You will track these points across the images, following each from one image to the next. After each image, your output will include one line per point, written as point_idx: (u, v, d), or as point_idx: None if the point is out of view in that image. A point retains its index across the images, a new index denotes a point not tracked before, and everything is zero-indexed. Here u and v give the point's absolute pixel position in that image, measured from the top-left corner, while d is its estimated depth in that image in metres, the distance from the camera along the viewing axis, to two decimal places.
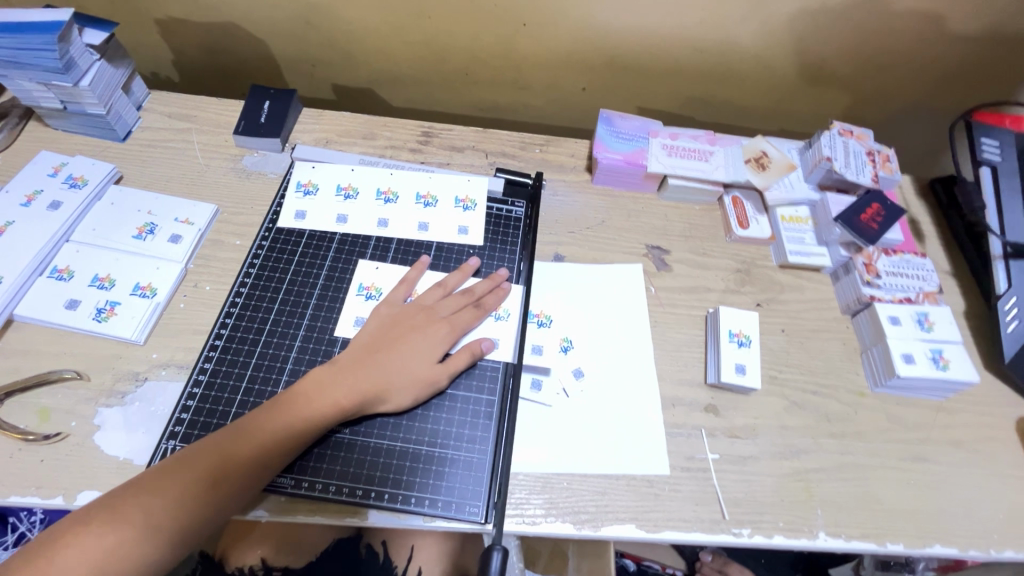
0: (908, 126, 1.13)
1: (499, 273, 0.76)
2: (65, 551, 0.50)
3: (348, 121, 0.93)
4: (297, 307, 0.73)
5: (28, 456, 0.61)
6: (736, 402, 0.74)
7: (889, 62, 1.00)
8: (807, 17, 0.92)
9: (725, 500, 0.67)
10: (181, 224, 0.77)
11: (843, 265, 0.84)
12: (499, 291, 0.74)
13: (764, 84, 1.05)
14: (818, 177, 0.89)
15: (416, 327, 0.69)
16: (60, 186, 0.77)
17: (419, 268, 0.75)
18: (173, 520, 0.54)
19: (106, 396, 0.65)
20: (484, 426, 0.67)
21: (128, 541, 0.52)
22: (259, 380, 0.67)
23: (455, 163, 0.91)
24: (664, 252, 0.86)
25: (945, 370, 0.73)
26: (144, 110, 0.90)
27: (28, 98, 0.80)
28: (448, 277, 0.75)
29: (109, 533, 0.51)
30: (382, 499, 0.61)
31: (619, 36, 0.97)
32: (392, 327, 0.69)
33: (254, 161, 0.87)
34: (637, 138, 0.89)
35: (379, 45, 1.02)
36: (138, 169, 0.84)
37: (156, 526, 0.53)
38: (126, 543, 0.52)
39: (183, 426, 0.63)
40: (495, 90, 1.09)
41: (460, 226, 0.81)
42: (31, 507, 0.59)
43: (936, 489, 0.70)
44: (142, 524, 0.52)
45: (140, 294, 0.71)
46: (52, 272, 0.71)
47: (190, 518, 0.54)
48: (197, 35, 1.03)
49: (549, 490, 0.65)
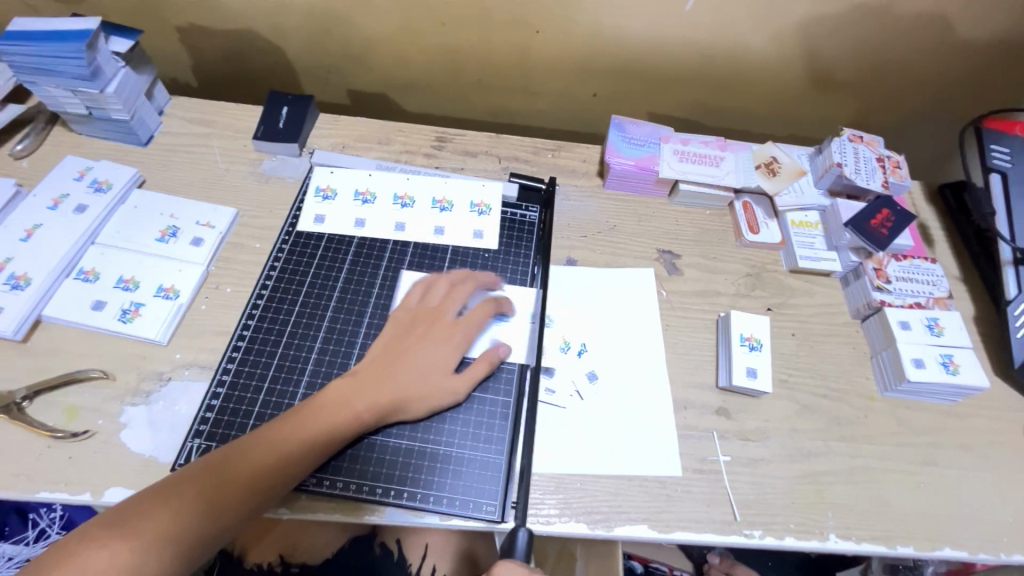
0: (918, 132, 1.13)
1: (496, 278, 0.77)
2: (97, 553, 0.51)
3: (364, 126, 0.95)
4: (317, 310, 0.74)
5: (57, 453, 0.63)
6: (747, 405, 0.75)
7: (899, 69, 1.00)
8: (818, 25, 0.93)
9: (736, 502, 0.68)
10: (203, 227, 0.79)
11: (853, 270, 0.85)
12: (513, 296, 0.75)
13: (775, 90, 1.06)
14: (829, 183, 0.89)
15: (432, 334, 0.70)
16: (86, 190, 0.79)
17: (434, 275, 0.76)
18: (201, 523, 0.55)
19: (131, 395, 0.67)
20: (500, 427, 0.68)
21: (158, 543, 0.53)
22: (281, 381, 0.69)
23: (469, 168, 0.92)
24: (675, 257, 0.87)
25: (956, 375, 0.74)
26: (165, 115, 0.92)
27: (54, 104, 0.82)
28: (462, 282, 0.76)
29: (140, 535, 0.53)
30: (402, 498, 0.63)
31: (631, 43, 0.98)
32: (408, 335, 0.70)
33: (272, 165, 0.89)
34: (649, 144, 0.90)
35: (395, 51, 1.04)
36: (160, 173, 0.86)
37: (183, 530, 0.55)
38: (155, 545, 0.53)
39: (208, 425, 0.65)
40: (507, 95, 1.11)
41: (475, 230, 0.82)
42: (60, 503, 0.61)
43: (945, 493, 0.71)
44: (170, 527, 0.54)
45: (164, 295, 0.73)
46: (78, 273, 0.73)
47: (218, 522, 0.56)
48: (216, 41, 1.05)
49: (563, 491, 0.66)
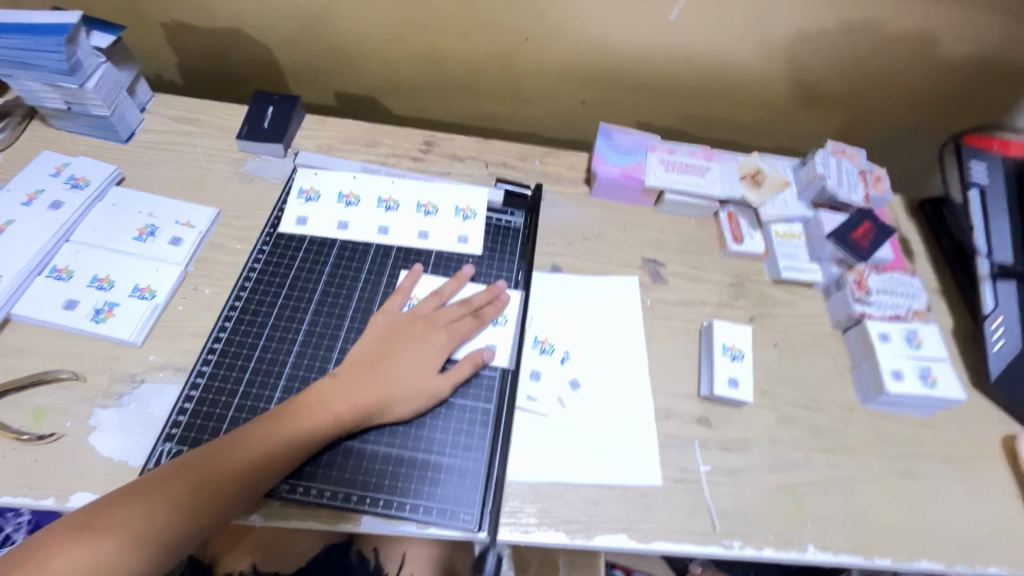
0: (900, 147, 1.15)
1: (498, 284, 0.76)
2: (62, 557, 0.50)
3: (351, 128, 0.94)
4: (297, 313, 0.73)
5: (21, 456, 0.61)
6: (728, 415, 0.75)
7: (881, 83, 1.02)
8: (802, 39, 0.95)
9: (716, 512, 0.67)
10: (182, 226, 0.78)
11: (835, 281, 0.86)
12: (498, 303, 0.75)
13: (760, 103, 1.07)
14: (812, 195, 0.90)
15: (414, 336, 0.69)
16: (62, 186, 0.77)
17: (414, 276, 0.76)
18: (169, 527, 0.54)
19: (101, 397, 0.65)
20: (480, 434, 0.68)
21: (123, 548, 0.52)
22: (257, 384, 0.68)
23: (456, 172, 0.92)
24: (659, 265, 0.87)
25: (933, 388, 0.75)
26: (148, 112, 0.90)
27: (33, 99, 0.80)
28: (446, 286, 0.75)
29: (107, 539, 0.51)
30: (377, 505, 0.61)
31: (619, 52, 0.99)
32: (391, 336, 0.69)
33: (256, 165, 0.87)
34: (635, 152, 0.91)
35: (384, 54, 1.03)
36: (140, 171, 0.84)
37: (149, 536, 0.53)
38: (118, 551, 0.51)
39: (180, 429, 0.64)
40: (496, 101, 1.11)
41: (460, 235, 0.82)
42: (23, 507, 0.59)
43: (922, 504, 0.71)
44: (136, 532, 0.52)
45: (139, 295, 0.71)
46: (51, 271, 0.71)
47: (187, 527, 0.54)
48: (202, 39, 1.04)
49: (542, 499, 0.65)
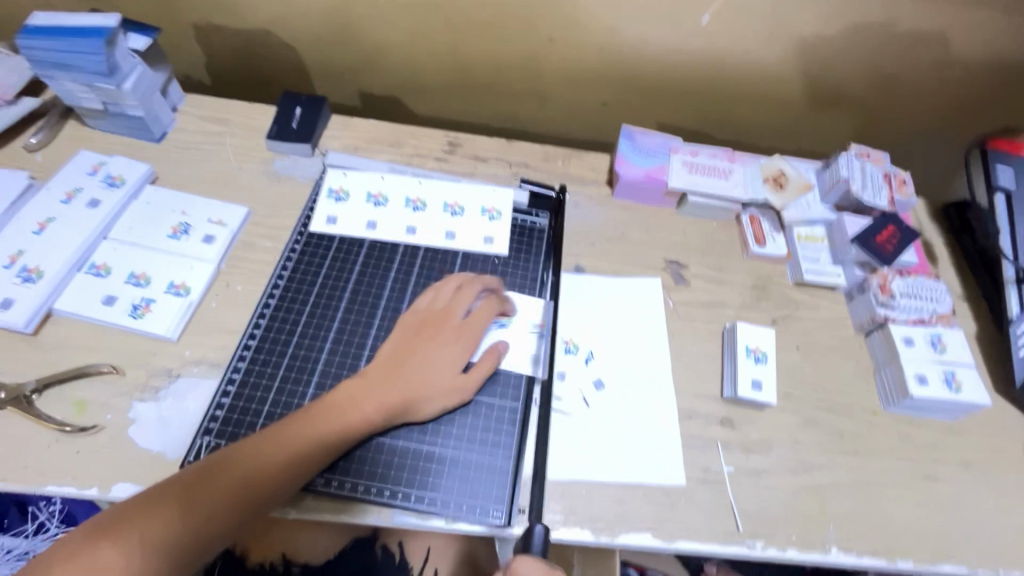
0: (923, 149, 1.14)
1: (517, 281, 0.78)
2: (103, 549, 0.51)
3: (377, 129, 0.96)
4: (328, 311, 0.75)
5: (65, 447, 0.63)
6: (751, 416, 0.75)
7: (906, 85, 1.02)
8: (826, 41, 0.95)
9: (739, 513, 0.68)
10: (215, 225, 0.80)
11: (858, 284, 0.86)
12: (515, 296, 0.77)
13: (783, 105, 1.07)
14: (836, 198, 0.90)
15: (438, 333, 0.70)
16: (99, 185, 0.79)
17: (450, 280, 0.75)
18: (208, 520, 0.55)
19: (140, 391, 0.67)
20: (507, 431, 0.69)
21: (166, 541, 0.53)
22: (291, 381, 0.69)
23: (480, 173, 0.93)
24: (682, 267, 0.88)
25: (958, 393, 0.75)
26: (179, 112, 0.92)
27: (71, 99, 0.82)
28: (466, 279, 0.76)
29: (147, 531, 0.53)
30: (409, 500, 0.63)
31: (642, 53, 0.99)
32: (414, 334, 0.71)
33: (284, 165, 0.89)
34: (658, 154, 0.91)
35: (408, 55, 1.05)
36: (173, 170, 0.86)
37: (190, 529, 0.55)
38: (162, 544, 0.53)
39: (218, 423, 0.65)
40: (518, 102, 1.12)
41: (485, 235, 0.83)
42: (67, 497, 0.61)
43: (945, 508, 0.71)
44: (178, 525, 0.54)
45: (175, 292, 0.73)
46: (90, 268, 0.73)
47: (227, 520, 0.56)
48: (230, 40, 1.06)
49: (568, 497, 0.67)
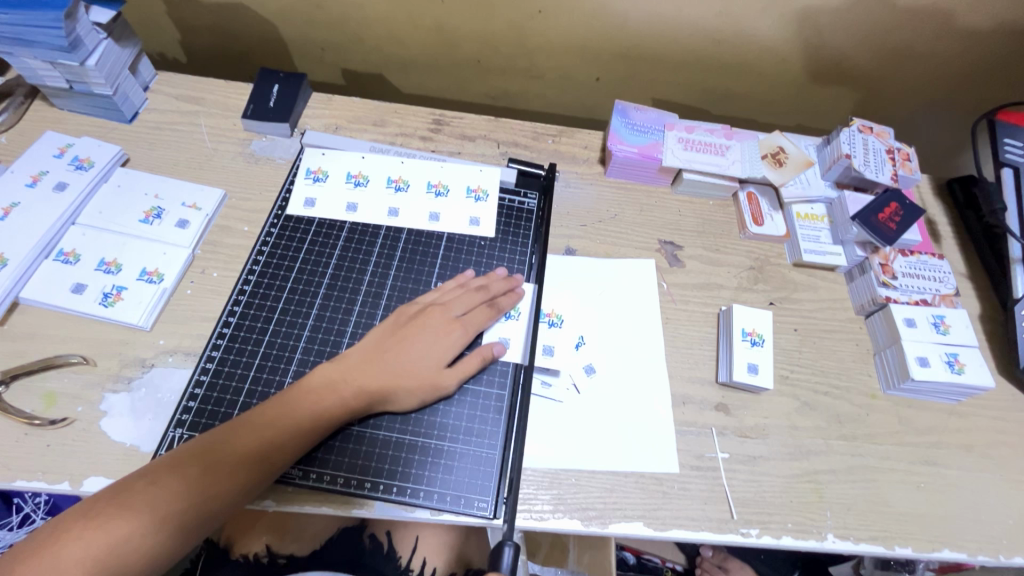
0: (927, 125, 1.10)
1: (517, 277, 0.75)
2: (73, 544, 0.50)
3: (358, 107, 0.92)
4: (306, 297, 0.72)
5: (34, 441, 0.60)
6: (747, 402, 0.73)
7: (911, 57, 0.97)
8: (830, 10, 0.90)
9: (734, 500, 0.66)
10: (189, 209, 0.76)
11: (859, 265, 0.83)
12: (515, 294, 0.73)
13: (783, 79, 1.03)
14: (836, 175, 0.87)
15: (427, 327, 0.67)
16: (66, 168, 0.76)
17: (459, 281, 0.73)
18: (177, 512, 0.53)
19: (113, 381, 0.65)
20: (494, 421, 0.66)
21: (134, 535, 0.51)
22: (268, 369, 0.67)
23: (466, 152, 0.89)
24: (676, 248, 0.85)
25: (961, 375, 0.72)
26: (151, 91, 0.88)
27: (34, 77, 0.78)
28: (470, 278, 0.74)
29: (119, 526, 0.51)
30: (390, 492, 0.61)
31: (635, 25, 0.95)
32: (402, 323, 0.68)
33: (262, 146, 0.85)
34: (652, 131, 0.87)
35: (391, 30, 1.00)
36: (145, 152, 0.82)
37: (160, 521, 0.53)
38: (128, 539, 0.51)
39: (191, 415, 0.63)
40: (507, 78, 1.07)
41: (472, 217, 0.80)
42: (37, 491, 0.59)
43: (945, 493, 0.70)
44: (145, 520, 0.52)
45: (147, 279, 0.70)
46: (58, 255, 0.70)
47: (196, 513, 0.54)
48: (205, 15, 1.01)
49: (557, 486, 0.65)
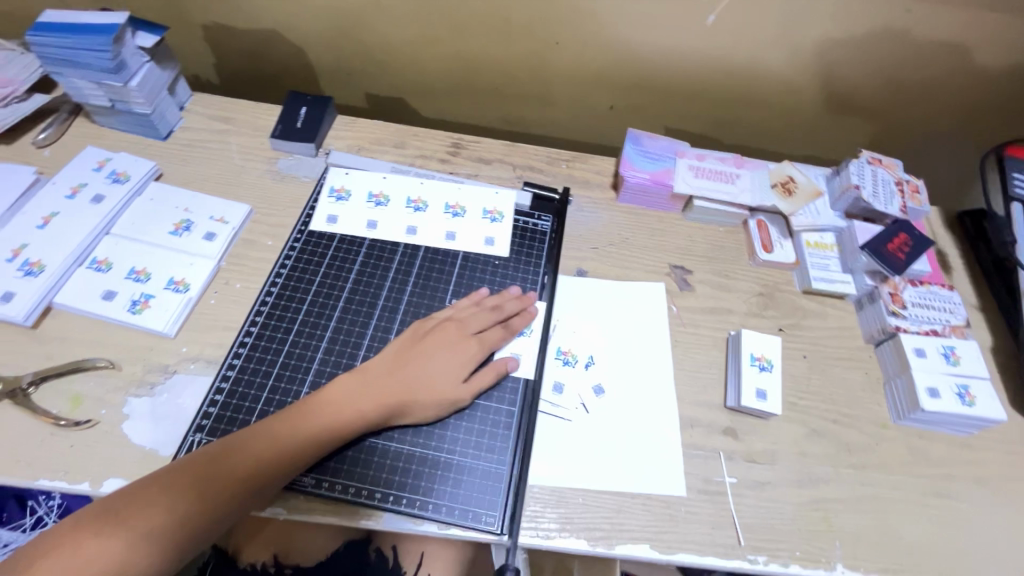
0: (936, 158, 1.12)
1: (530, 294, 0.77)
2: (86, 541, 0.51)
3: (381, 129, 0.95)
4: (325, 310, 0.74)
5: (59, 441, 0.62)
6: (755, 427, 0.73)
7: (918, 92, 0.99)
8: (837, 47, 0.93)
9: (741, 526, 0.66)
10: (216, 222, 0.80)
11: (868, 293, 0.84)
12: (527, 314, 0.75)
13: (792, 111, 1.05)
14: (845, 206, 0.88)
15: (443, 343, 0.69)
16: (104, 181, 0.80)
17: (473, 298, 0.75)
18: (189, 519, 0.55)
19: (136, 386, 0.67)
20: (503, 437, 0.67)
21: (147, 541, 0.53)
22: (285, 379, 0.68)
23: (483, 175, 0.92)
24: (686, 272, 0.86)
25: (972, 407, 0.72)
26: (186, 110, 0.93)
27: (79, 95, 0.83)
28: (484, 296, 0.76)
29: (133, 526, 0.53)
30: (400, 504, 0.61)
31: (649, 57, 0.98)
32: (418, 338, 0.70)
33: (288, 164, 0.89)
34: (664, 158, 0.90)
35: (414, 57, 1.05)
36: (177, 167, 0.86)
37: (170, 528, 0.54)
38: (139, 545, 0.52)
39: (210, 420, 0.65)
40: (524, 105, 1.11)
41: (487, 237, 0.82)
42: (59, 491, 0.61)
43: (958, 527, 0.69)
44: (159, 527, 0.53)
45: (174, 288, 0.73)
46: (91, 263, 0.73)
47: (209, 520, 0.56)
48: (240, 41, 1.07)
49: (563, 505, 0.65)
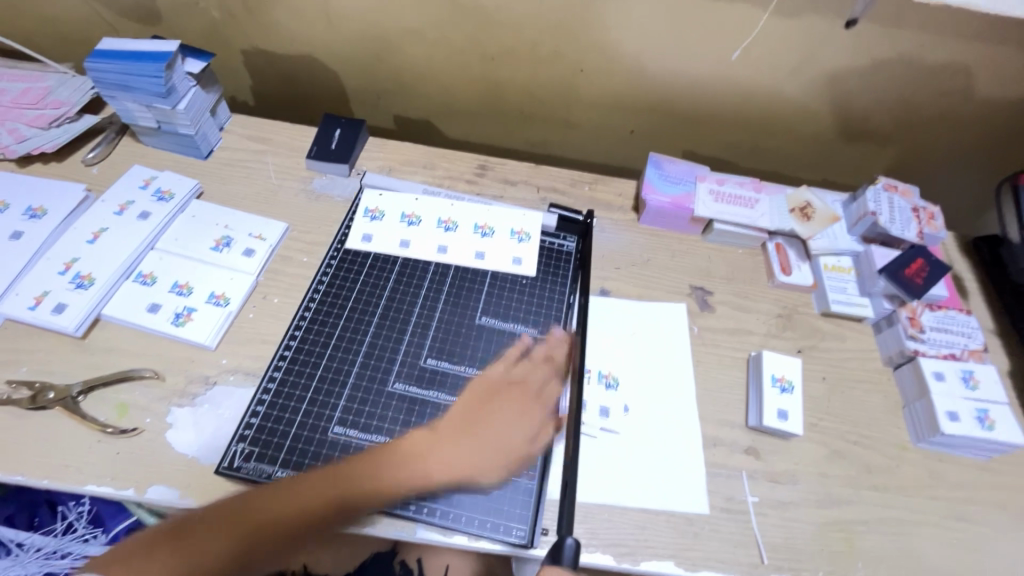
0: (950, 184, 1.14)
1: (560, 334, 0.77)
2: None
3: (411, 151, 0.99)
4: (361, 325, 0.77)
5: (106, 448, 0.65)
6: (777, 447, 0.74)
7: (933, 120, 1.02)
8: (853, 77, 0.96)
9: (764, 545, 0.67)
10: (255, 239, 0.83)
11: (886, 317, 0.86)
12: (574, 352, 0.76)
13: (809, 137, 1.08)
14: (862, 230, 0.91)
15: (506, 407, 0.70)
16: (150, 198, 0.84)
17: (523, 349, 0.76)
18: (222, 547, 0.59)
19: (179, 396, 0.70)
20: (532, 452, 0.69)
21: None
22: (323, 392, 0.71)
23: (509, 196, 0.95)
24: (707, 293, 0.88)
25: (991, 431, 0.73)
26: (226, 131, 0.97)
27: (128, 117, 0.88)
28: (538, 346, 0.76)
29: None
30: (433, 516, 0.63)
31: (670, 84, 1.02)
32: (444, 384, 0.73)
33: (323, 184, 0.93)
34: (685, 182, 0.93)
35: (443, 82, 1.09)
36: (218, 186, 0.90)
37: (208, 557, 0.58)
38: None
39: (252, 431, 0.67)
40: (547, 128, 1.15)
41: (514, 257, 0.85)
42: (105, 496, 0.63)
43: (980, 550, 0.69)
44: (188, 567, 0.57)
45: (215, 302, 0.76)
46: (137, 277, 0.77)
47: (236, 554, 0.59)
48: (276, 65, 1.12)
49: (590, 521, 0.67)
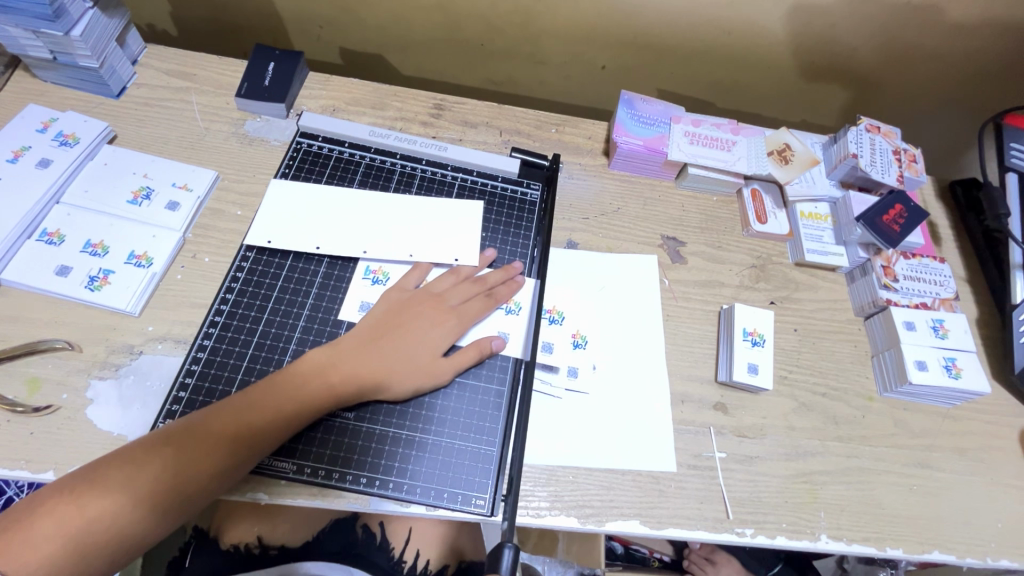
0: (932, 126, 1.10)
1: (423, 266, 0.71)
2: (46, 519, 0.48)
3: (358, 88, 0.89)
4: (302, 285, 0.70)
5: (17, 427, 0.58)
6: (746, 401, 0.73)
7: (919, 55, 0.96)
8: (840, 6, 0.88)
9: (730, 500, 0.66)
10: (179, 190, 0.74)
11: (860, 265, 0.83)
12: (512, 284, 0.72)
13: (792, 74, 1.01)
14: (842, 174, 0.86)
15: (423, 314, 0.67)
16: (50, 144, 0.72)
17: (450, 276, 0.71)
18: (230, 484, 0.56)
19: (99, 368, 0.62)
20: (492, 417, 0.65)
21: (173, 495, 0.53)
22: (261, 360, 0.65)
23: (468, 140, 0.87)
24: (679, 244, 0.84)
25: (958, 379, 0.73)
26: (140, 65, 0.85)
27: (15, 46, 0.74)
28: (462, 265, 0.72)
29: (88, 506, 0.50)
30: (386, 488, 0.59)
31: (643, 13, 0.92)
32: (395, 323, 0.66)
33: (256, 126, 0.82)
34: (659, 124, 0.85)
35: (392, 8, 0.96)
36: (133, 129, 0.79)
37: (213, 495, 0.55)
38: (131, 511, 0.51)
39: (181, 405, 0.61)
40: (510, 63, 1.04)
41: (362, 303, 0.69)
42: (21, 480, 0.57)
43: (937, 495, 0.70)
44: (158, 474, 0.52)
45: (135, 263, 0.68)
46: (41, 235, 0.67)
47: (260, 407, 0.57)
48: None
49: (554, 484, 0.64)
